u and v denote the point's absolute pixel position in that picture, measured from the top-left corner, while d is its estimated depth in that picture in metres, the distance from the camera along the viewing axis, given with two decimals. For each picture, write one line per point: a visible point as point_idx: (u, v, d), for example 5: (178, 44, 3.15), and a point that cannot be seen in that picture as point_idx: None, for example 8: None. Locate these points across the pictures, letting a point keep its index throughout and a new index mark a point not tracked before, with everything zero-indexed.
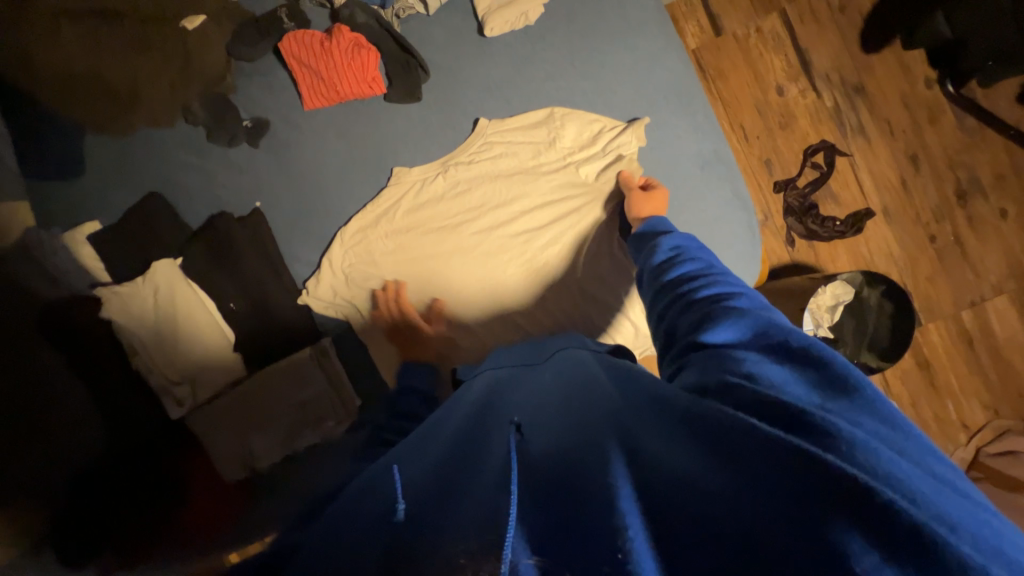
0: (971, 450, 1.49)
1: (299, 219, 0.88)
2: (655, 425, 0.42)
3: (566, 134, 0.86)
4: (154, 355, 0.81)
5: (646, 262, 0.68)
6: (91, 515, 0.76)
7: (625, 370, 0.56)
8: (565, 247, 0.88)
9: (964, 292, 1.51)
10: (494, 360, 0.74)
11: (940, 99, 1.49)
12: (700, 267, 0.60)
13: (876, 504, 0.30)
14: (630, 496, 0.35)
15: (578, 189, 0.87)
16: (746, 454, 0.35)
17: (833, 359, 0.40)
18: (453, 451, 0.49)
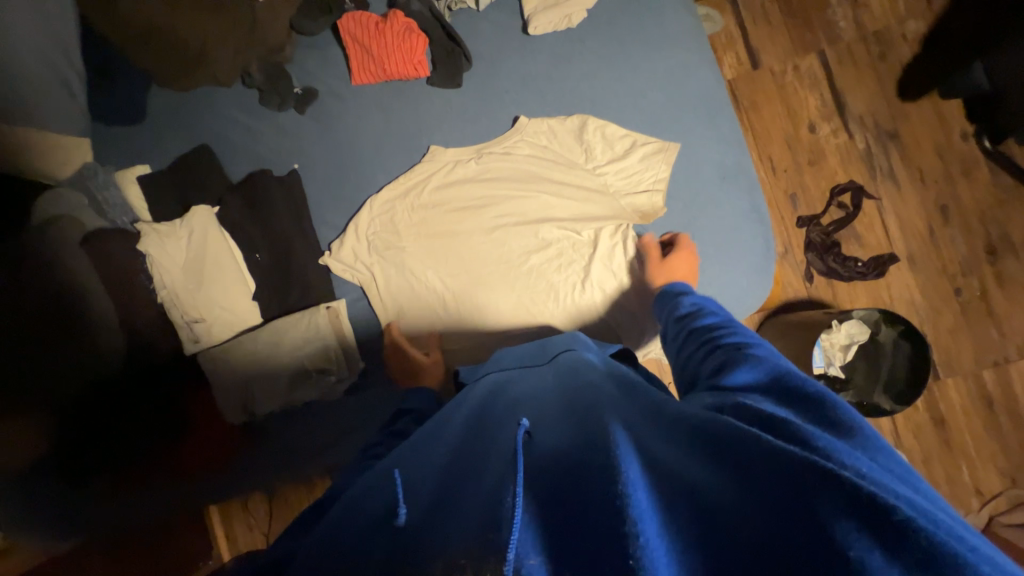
0: (982, 517, 1.41)
1: (332, 184, 0.92)
2: (666, 436, 0.43)
3: (596, 143, 0.89)
4: (180, 292, 0.84)
5: (669, 313, 0.72)
6: (99, 435, 0.81)
7: (631, 381, 0.56)
8: (583, 253, 0.89)
9: (986, 351, 1.46)
10: (499, 362, 0.76)
11: (976, 153, 1.48)
12: (719, 320, 0.64)
13: (896, 522, 0.30)
14: (642, 484, 0.37)
15: (601, 194, 0.89)
16: (754, 462, 0.37)
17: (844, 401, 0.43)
18: (459, 450, 0.50)
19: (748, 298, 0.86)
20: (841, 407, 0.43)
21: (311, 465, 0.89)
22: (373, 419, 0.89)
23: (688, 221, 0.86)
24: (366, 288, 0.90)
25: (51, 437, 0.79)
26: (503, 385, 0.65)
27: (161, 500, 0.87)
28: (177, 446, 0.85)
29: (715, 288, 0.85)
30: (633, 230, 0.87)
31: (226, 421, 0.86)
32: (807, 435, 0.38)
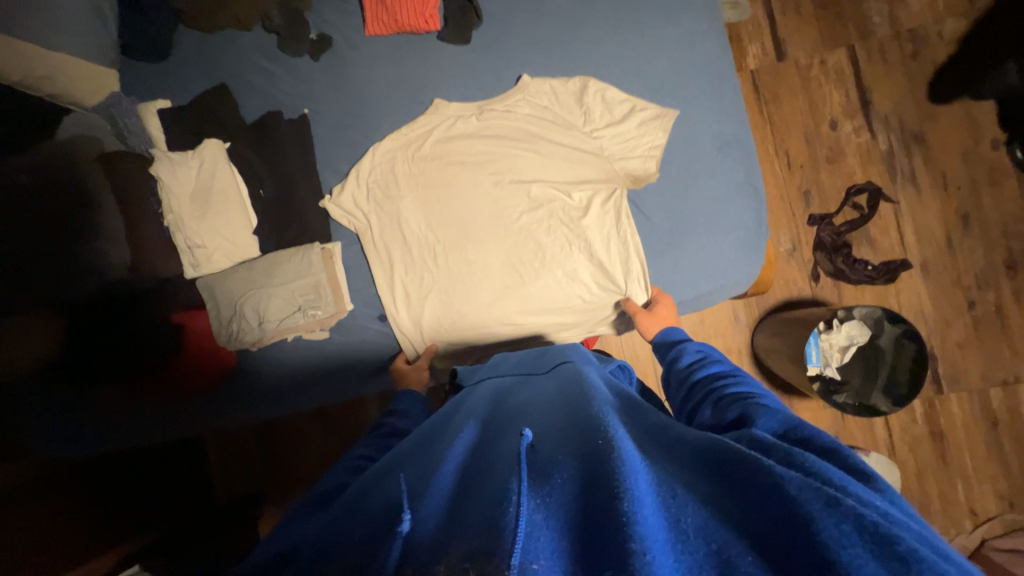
0: (974, 539, 1.36)
1: (337, 130, 0.95)
2: (676, 465, 0.46)
3: (595, 107, 0.89)
4: (184, 218, 0.88)
5: (673, 356, 0.75)
6: (103, 345, 0.86)
7: (635, 408, 0.59)
8: (574, 218, 0.90)
9: (996, 368, 1.41)
10: (496, 369, 0.80)
11: (1006, 162, 1.43)
12: (722, 367, 0.68)
13: (894, 549, 0.33)
14: (650, 503, 0.40)
15: (596, 158, 0.89)
16: (758, 491, 0.40)
17: (839, 446, 0.47)
18: (470, 456, 0.53)
19: (734, 271, 0.87)
20: (842, 447, 0.47)
21: (299, 398, 0.92)
22: (359, 358, 0.93)
23: (680, 190, 0.87)
24: (361, 235, 0.92)
25: (63, 340, 0.85)
26: (504, 397, 0.68)
27: (162, 424, 0.89)
28: (180, 366, 0.88)
29: (702, 259, 0.86)
30: (626, 195, 0.88)
31: (224, 350, 0.89)
32: (806, 466, 0.42)
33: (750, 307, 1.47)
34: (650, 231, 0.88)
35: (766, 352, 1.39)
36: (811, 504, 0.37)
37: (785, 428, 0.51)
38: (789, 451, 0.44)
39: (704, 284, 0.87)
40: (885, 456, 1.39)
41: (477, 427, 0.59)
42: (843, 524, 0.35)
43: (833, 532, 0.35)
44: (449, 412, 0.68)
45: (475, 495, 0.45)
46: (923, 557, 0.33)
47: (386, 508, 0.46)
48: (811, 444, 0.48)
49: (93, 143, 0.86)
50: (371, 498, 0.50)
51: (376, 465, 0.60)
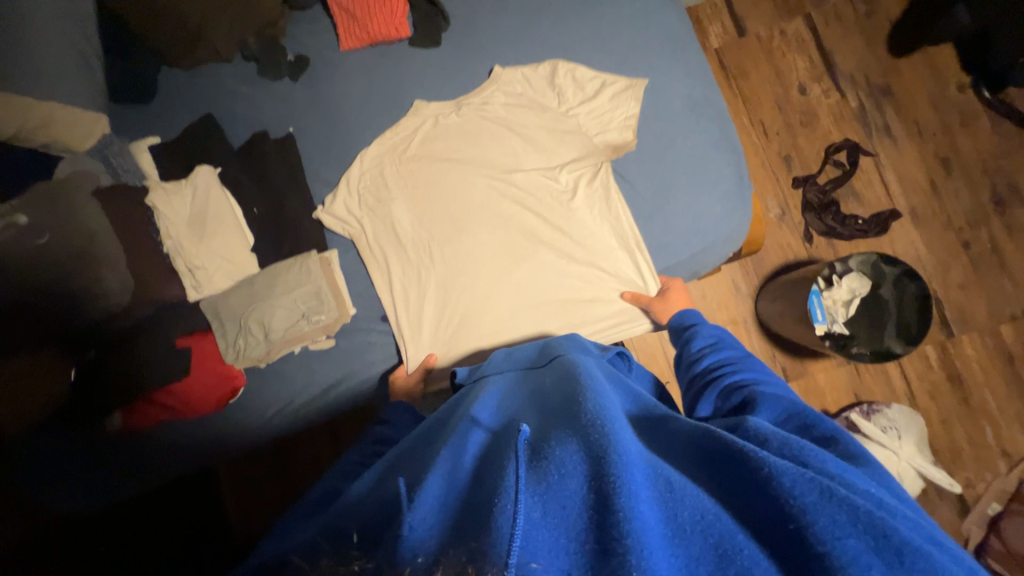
0: (1011, 480, 1.33)
1: (323, 143, 0.98)
2: (678, 459, 0.47)
3: (567, 88, 0.93)
4: (183, 242, 0.90)
5: (687, 342, 0.77)
6: (111, 377, 0.87)
7: (636, 400, 0.59)
8: (562, 200, 0.93)
9: (1002, 305, 1.41)
10: (497, 368, 0.78)
11: (975, 104, 1.47)
12: (731, 355, 0.70)
13: (882, 532, 0.36)
14: (648, 497, 0.40)
15: (574, 138, 0.93)
16: (753, 482, 0.41)
17: (840, 438, 0.51)
18: (462, 449, 0.52)
19: (725, 224, 0.88)
20: (842, 439, 0.51)
21: (310, 408, 0.92)
22: (367, 358, 0.93)
23: (659, 154, 0.89)
24: (355, 240, 0.94)
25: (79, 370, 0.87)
26: (503, 390, 0.67)
27: (171, 450, 0.91)
28: (182, 390, 0.89)
29: (690, 217, 0.88)
30: (609, 168, 0.91)
31: (233, 369, 0.91)
32: (804, 457, 0.43)
33: (748, 275, 1.48)
34: (635, 197, 0.90)
35: (771, 316, 1.39)
36: (807, 496, 0.39)
37: (790, 422, 0.55)
38: (788, 439, 0.46)
39: (696, 241, 0.89)
40: (906, 406, 1.37)
41: (474, 417, 0.58)
42: (838, 515, 0.38)
43: (827, 525, 0.37)
44: (448, 411, 0.68)
45: (474, 493, 0.45)
46: (913, 546, 0.36)
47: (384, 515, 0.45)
48: (814, 435, 0.53)
49: (86, 177, 0.87)
50: (367, 504, 0.50)
51: (376, 470, 0.59)
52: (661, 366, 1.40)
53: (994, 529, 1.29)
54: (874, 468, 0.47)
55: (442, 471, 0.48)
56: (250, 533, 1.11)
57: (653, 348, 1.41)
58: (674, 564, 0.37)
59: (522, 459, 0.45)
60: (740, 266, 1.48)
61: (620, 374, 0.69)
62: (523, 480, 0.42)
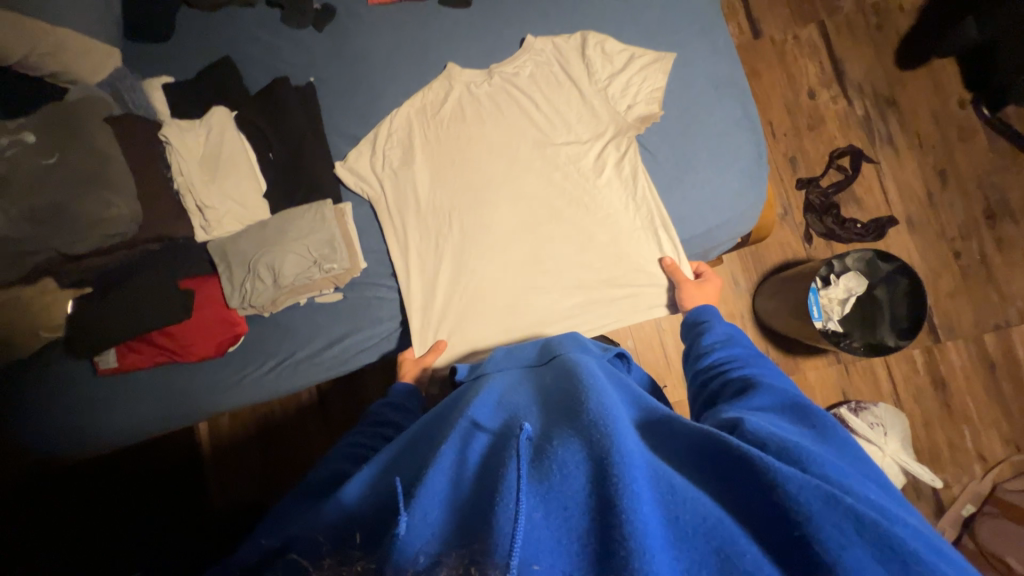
0: (987, 484, 1.37)
1: (344, 95, 0.96)
2: (680, 460, 0.47)
3: (595, 59, 0.93)
4: (193, 179, 0.87)
5: (697, 341, 0.77)
6: (103, 314, 0.84)
7: (636, 398, 0.58)
8: (591, 181, 0.93)
9: (987, 315, 1.46)
10: (499, 364, 0.77)
11: (974, 120, 1.53)
12: (737, 353, 0.69)
13: (883, 540, 0.37)
14: (650, 500, 0.40)
15: (607, 113, 0.93)
16: (756, 488, 0.41)
17: (846, 440, 0.49)
18: (464, 444, 0.51)
19: (742, 201, 0.91)
20: (843, 439, 0.49)
21: (311, 360, 0.92)
22: (378, 311, 0.93)
23: (682, 128, 0.91)
24: (375, 204, 0.93)
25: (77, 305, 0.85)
26: (504, 385, 0.67)
27: (160, 394, 0.91)
28: (181, 332, 0.86)
29: (707, 192, 0.90)
30: (637, 145, 0.92)
31: (236, 316, 0.89)
32: (807, 460, 0.43)
33: (748, 271, 1.50)
34: (655, 165, 0.92)
35: (768, 312, 1.41)
36: (812, 503, 0.39)
37: (793, 412, 0.53)
38: (790, 439, 0.45)
39: (712, 217, 0.91)
40: (892, 407, 1.40)
41: (477, 409, 0.58)
42: (842, 523, 0.37)
43: (831, 533, 0.37)
44: (447, 404, 0.67)
45: (477, 489, 0.45)
46: (918, 557, 0.36)
47: (389, 507, 0.46)
48: (822, 428, 0.51)
49: (98, 103, 0.83)
50: (374, 495, 0.50)
51: (375, 458, 0.58)
52: (658, 355, 1.41)
53: (968, 531, 1.33)
54: (873, 472, 0.47)
55: (445, 466, 0.48)
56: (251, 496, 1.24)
57: (651, 336, 1.41)
58: (676, 569, 0.37)
59: (525, 459, 0.45)
60: (740, 262, 1.50)
61: (620, 373, 0.69)
62: (526, 480, 0.42)
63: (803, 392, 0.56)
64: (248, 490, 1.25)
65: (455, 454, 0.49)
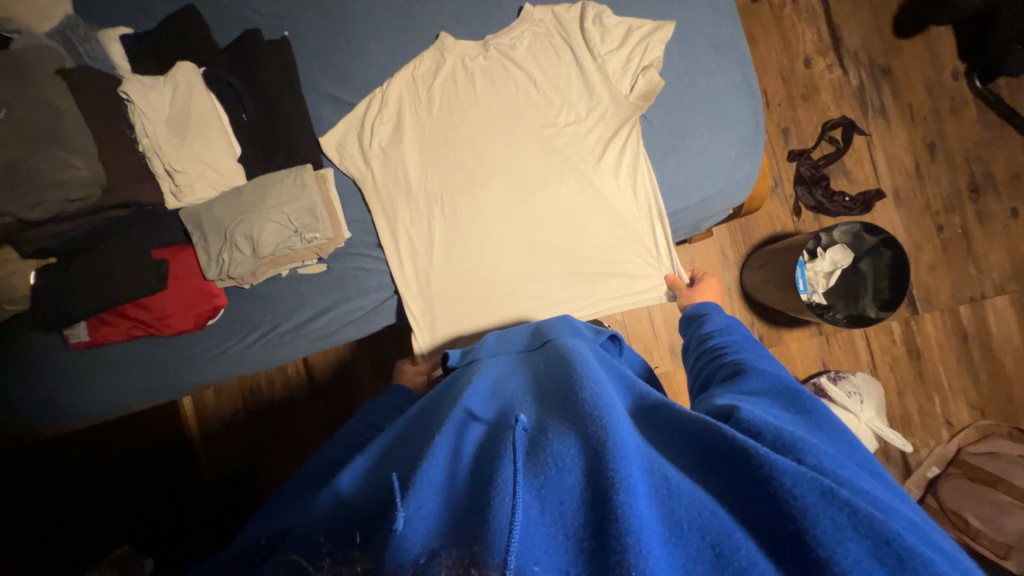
0: (952, 448, 1.44)
1: (322, 51, 0.90)
2: (677, 453, 0.47)
3: (595, 34, 0.87)
4: (162, 143, 0.81)
5: (697, 333, 0.78)
6: (66, 284, 0.79)
7: (628, 387, 0.58)
8: (588, 161, 0.89)
9: (964, 287, 1.50)
10: (491, 352, 0.75)
11: (966, 92, 1.52)
12: (735, 342, 0.70)
13: (880, 534, 0.37)
14: (645, 494, 0.40)
15: (607, 92, 0.87)
16: (752, 482, 0.41)
17: (841, 431, 0.50)
18: (458, 436, 0.50)
19: (739, 173, 0.89)
20: (837, 428, 0.50)
21: (296, 333, 0.90)
22: (366, 283, 0.91)
23: (680, 100, 0.88)
24: (361, 185, 0.89)
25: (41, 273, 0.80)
26: (499, 373, 0.66)
27: (139, 368, 0.88)
28: (157, 304, 0.83)
29: (703, 162, 0.88)
30: (638, 125, 0.87)
31: (214, 288, 0.86)
32: (805, 455, 0.43)
33: (737, 244, 1.50)
34: (652, 134, 0.89)
35: (755, 285, 1.42)
36: (808, 497, 0.39)
37: (788, 401, 0.54)
38: (785, 431, 0.45)
39: (708, 186, 0.89)
40: (869, 376, 1.45)
41: (472, 399, 0.57)
42: (838, 517, 0.38)
43: (827, 527, 0.37)
44: (439, 394, 0.66)
45: (472, 483, 0.44)
46: (914, 552, 0.36)
47: (381, 501, 0.45)
48: (817, 420, 0.51)
49: (48, 53, 0.77)
50: (365, 487, 0.49)
51: (372, 445, 0.57)
52: (646, 327, 1.42)
53: (932, 491, 1.40)
54: (867, 463, 0.48)
55: (438, 459, 0.47)
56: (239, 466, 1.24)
57: (640, 309, 1.42)
58: (673, 563, 0.37)
59: (520, 451, 0.45)
60: (729, 235, 1.50)
61: (613, 359, 0.68)
62: (520, 473, 0.42)
63: (797, 383, 0.57)
64: (236, 458, 1.27)
65: (449, 448, 0.48)
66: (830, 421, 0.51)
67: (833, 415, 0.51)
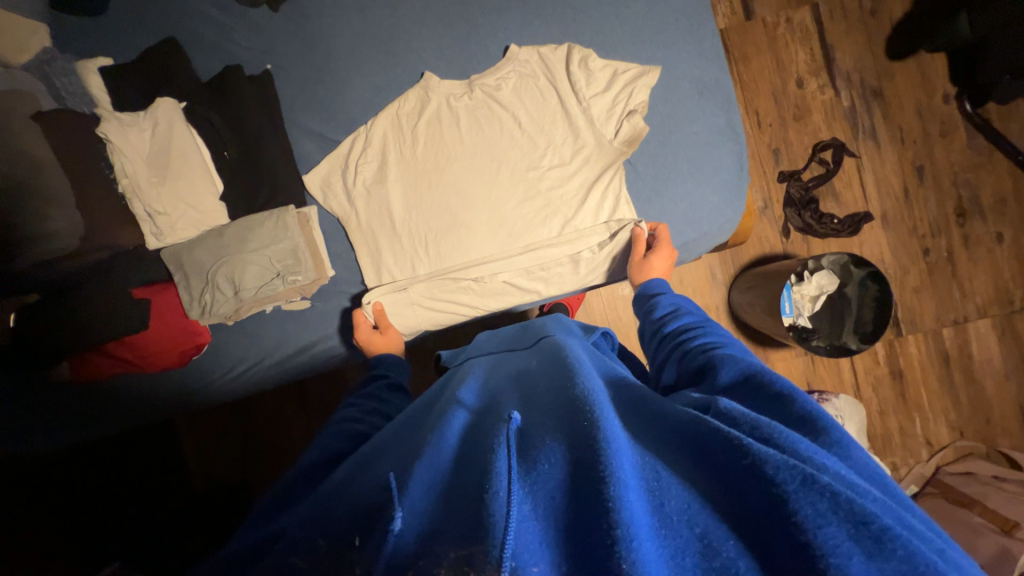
0: (930, 466, 1.47)
1: (304, 87, 0.88)
2: (665, 443, 0.45)
3: (580, 77, 0.90)
4: (143, 185, 0.81)
5: (649, 316, 0.79)
6: (43, 324, 0.77)
7: (614, 375, 0.59)
8: (570, 205, 0.92)
9: (948, 310, 1.52)
10: (482, 349, 0.81)
11: (956, 115, 1.52)
12: (696, 322, 0.71)
13: (873, 530, 0.34)
14: (634, 487, 0.39)
15: (592, 136, 0.91)
16: (739, 469, 0.39)
17: (814, 412, 0.46)
18: (448, 437, 0.50)
19: (718, 220, 0.95)
20: (806, 403, 0.48)
21: (282, 366, 0.90)
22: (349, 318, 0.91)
23: (662, 145, 0.93)
24: (345, 224, 0.89)
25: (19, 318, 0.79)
26: (487, 373, 0.67)
27: (124, 404, 0.86)
28: (143, 342, 0.81)
29: (686, 207, 0.94)
30: (621, 170, 0.92)
31: (198, 325, 0.85)
32: (786, 444, 0.40)
33: (726, 265, 1.49)
34: (636, 178, 0.93)
35: (742, 306, 1.42)
36: (789, 483, 0.36)
37: (754, 383, 0.53)
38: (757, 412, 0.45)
39: (691, 232, 0.95)
40: (852, 397, 1.46)
41: (462, 404, 0.57)
42: (819, 503, 0.35)
43: (809, 513, 0.35)
44: (428, 396, 0.67)
45: (464, 476, 0.44)
46: (894, 534, 0.34)
47: (371, 503, 0.44)
48: (791, 412, 0.47)
49: (24, 97, 0.77)
50: (354, 488, 0.49)
51: (355, 453, 0.57)
52: (633, 347, 1.42)
53: None
54: (837, 434, 0.43)
55: (433, 457, 0.47)
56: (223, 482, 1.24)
57: (627, 330, 1.42)
58: (661, 556, 0.35)
59: (512, 447, 0.44)
60: (718, 255, 1.49)
61: (604, 355, 0.70)
62: (513, 468, 0.41)
63: (760, 362, 0.56)
64: (227, 471, 1.25)
65: (440, 445, 0.49)
66: (803, 401, 0.47)
67: (804, 391, 0.48)
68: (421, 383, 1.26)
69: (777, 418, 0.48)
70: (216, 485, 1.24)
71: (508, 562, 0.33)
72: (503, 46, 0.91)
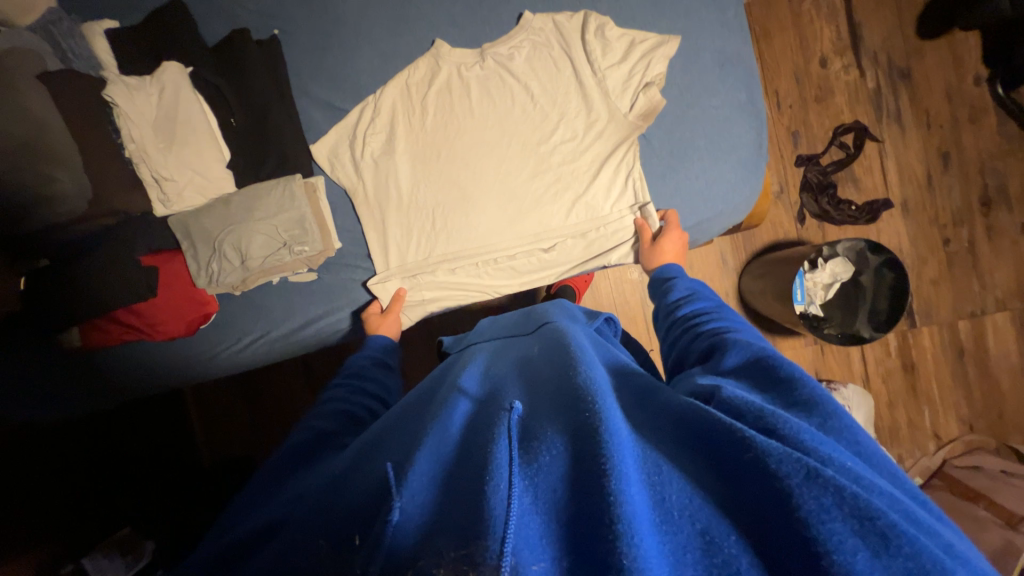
0: (937, 459, 1.45)
1: (312, 55, 0.86)
2: (667, 437, 0.44)
3: (596, 46, 0.87)
4: (150, 151, 0.81)
5: (664, 298, 0.77)
6: (54, 289, 0.77)
7: (614, 364, 0.58)
8: (582, 180, 0.91)
9: (966, 302, 1.48)
10: (484, 336, 0.80)
11: (987, 100, 1.46)
12: (710, 307, 0.69)
13: (878, 526, 0.33)
14: (636, 480, 0.38)
15: (606, 108, 0.89)
16: (744, 465, 0.38)
17: (822, 401, 0.44)
18: (445, 423, 0.49)
19: (732, 199, 0.93)
20: (813, 387, 0.46)
21: (287, 338, 0.91)
22: (354, 290, 0.91)
23: (679, 119, 0.90)
24: (352, 196, 0.88)
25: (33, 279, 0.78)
26: (490, 360, 0.66)
27: (136, 372, 0.87)
28: (150, 310, 0.81)
29: (701, 184, 0.92)
30: (636, 144, 0.90)
31: (206, 295, 0.85)
32: (784, 436, 0.39)
33: (738, 250, 1.46)
34: (650, 153, 0.91)
35: (753, 293, 1.39)
36: (793, 477, 0.36)
37: (761, 364, 0.51)
38: (759, 401, 0.43)
39: (703, 211, 0.93)
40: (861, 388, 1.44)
41: (465, 392, 0.56)
42: (824, 498, 0.35)
43: (813, 509, 0.34)
44: (428, 383, 0.67)
45: (465, 466, 0.44)
46: (901, 531, 0.33)
47: (373, 494, 0.44)
48: (799, 394, 0.45)
49: (29, 58, 0.75)
50: (358, 475, 0.49)
51: (361, 438, 0.58)
52: (640, 331, 1.41)
53: None
54: (844, 421, 0.43)
55: (435, 446, 0.47)
56: (232, 451, 1.26)
57: (634, 314, 1.41)
58: (663, 552, 0.35)
59: (513, 437, 0.44)
60: (730, 241, 1.46)
61: (608, 343, 0.68)
62: (514, 460, 0.41)
63: (773, 346, 0.54)
64: (237, 442, 1.27)
65: (442, 432, 0.48)
66: (812, 387, 0.46)
67: (812, 377, 0.46)
68: (426, 360, 1.26)
69: (784, 400, 0.46)
70: (223, 455, 1.26)
71: (508, 559, 0.33)
72: (517, 16, 0.88)
